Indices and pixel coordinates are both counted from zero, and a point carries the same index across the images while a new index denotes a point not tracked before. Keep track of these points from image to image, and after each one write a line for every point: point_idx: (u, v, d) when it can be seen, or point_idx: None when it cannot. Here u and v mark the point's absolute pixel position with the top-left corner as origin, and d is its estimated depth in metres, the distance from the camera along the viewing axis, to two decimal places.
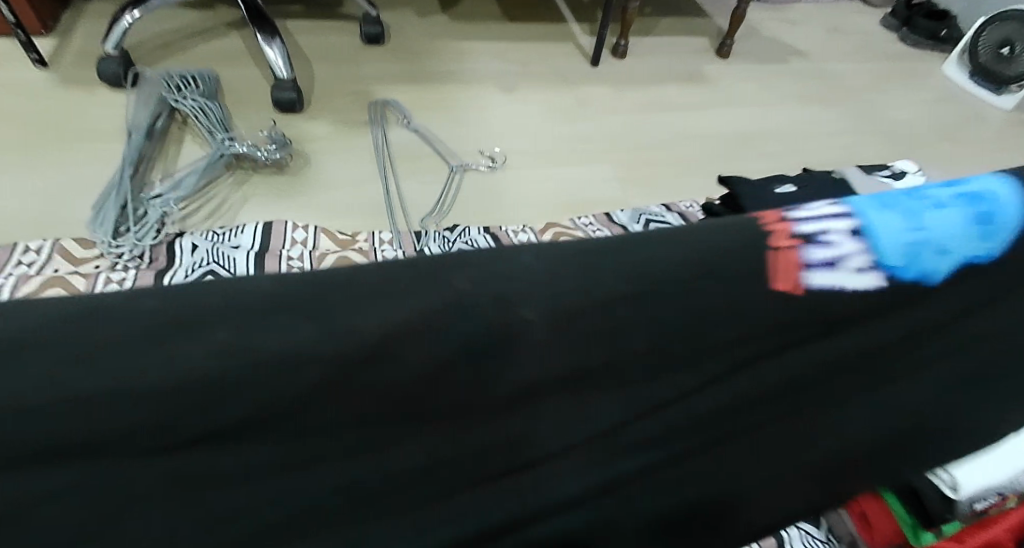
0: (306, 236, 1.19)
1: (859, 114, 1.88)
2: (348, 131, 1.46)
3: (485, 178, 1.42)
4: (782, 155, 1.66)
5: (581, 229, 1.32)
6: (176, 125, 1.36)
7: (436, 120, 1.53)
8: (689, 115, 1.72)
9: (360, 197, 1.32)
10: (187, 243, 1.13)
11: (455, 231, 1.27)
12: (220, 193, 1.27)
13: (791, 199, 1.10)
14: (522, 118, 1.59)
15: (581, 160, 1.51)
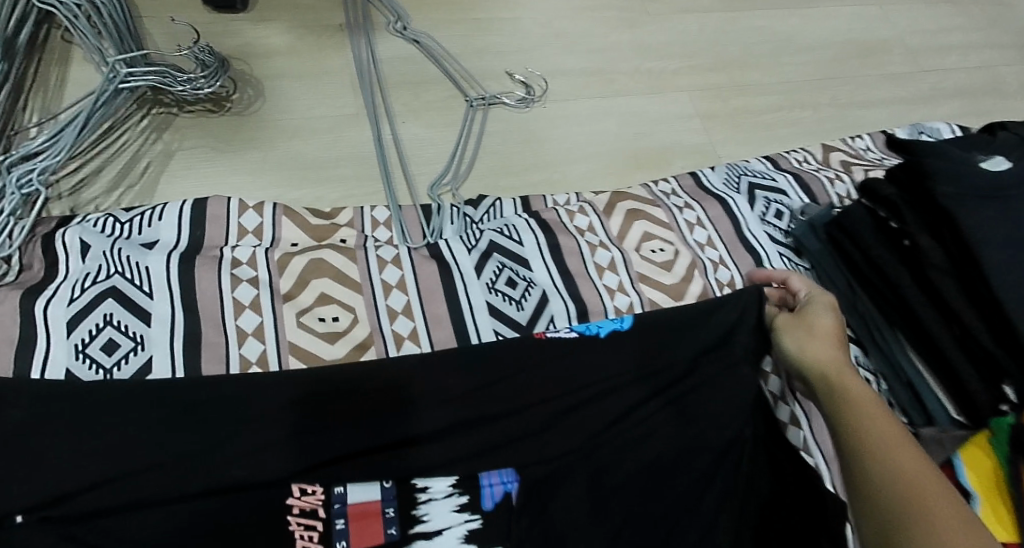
0: (261, 222, 0.79)
1: (997, 19, 1.40)
2: (314, 42, 1.00)
3: (517, 116, 0.99)
4: (908, 78, 1.23)
5: (663, 204, 0.89)
6: (58, 36, 0.92)
7: (443, 22, 1.07)
8: (786, 16, 1.25)
9: (340, 150, 0.90)
10: (73, 237, 0.72)
11: (480, 206, 0.86)
12: (127, 148, 0.85)
13: (1010, 179, 0.70)
14: (563, 20, 1.13)
15: (648, 87, 1.08)
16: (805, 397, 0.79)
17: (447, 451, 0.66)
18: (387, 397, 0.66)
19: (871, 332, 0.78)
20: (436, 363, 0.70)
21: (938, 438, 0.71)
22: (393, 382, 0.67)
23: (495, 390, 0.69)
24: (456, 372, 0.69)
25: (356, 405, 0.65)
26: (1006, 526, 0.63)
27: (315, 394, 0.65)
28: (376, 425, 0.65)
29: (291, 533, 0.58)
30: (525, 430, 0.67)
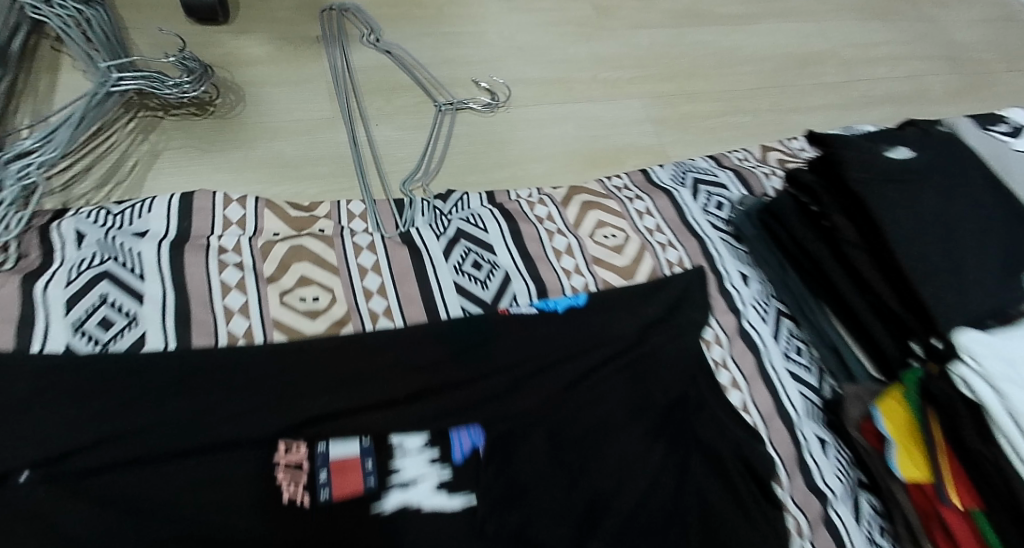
0: (245, 215, 0.85)
1: (921, 35, 1.53)
2: (291, 51, 1.08)
3: (483, 119, 1.08)
4: (841, 87, 1.34)
5: (616, 196, 0.98)
6: (47, 44, 0.97)
7: (413, 35, 1.15)
8: (730, 31, 1.36)
9: (318, 149, 0.97)
10: (68, 228, 0.77)
11: (449, 199, 0.93)
12: (117, 147, 0.91)
13: (909, 167, 0.82)
14: (525, 34, 1.22)
15: (604, 94, 1.17)
16: (744, 364, 0.88)
17: (423, 410, 0.72)
18: (371, 362, 0.74)
19: (806, 304, 0.89)
20: (413, 335, 0.77)
21: (858, 394, 0.82)
22: (377, 350, 0.75)
23: (464, 357, 0.76)
24: (434, 337, 0.77)
25: (341, 370, 0.73)
26: (916, 461, 0.76)
27: (307, 361, 0.73)
28: (360, 384, 0.72)
29: (280, 484, 0.65)
30: (494, 391, 0.75)
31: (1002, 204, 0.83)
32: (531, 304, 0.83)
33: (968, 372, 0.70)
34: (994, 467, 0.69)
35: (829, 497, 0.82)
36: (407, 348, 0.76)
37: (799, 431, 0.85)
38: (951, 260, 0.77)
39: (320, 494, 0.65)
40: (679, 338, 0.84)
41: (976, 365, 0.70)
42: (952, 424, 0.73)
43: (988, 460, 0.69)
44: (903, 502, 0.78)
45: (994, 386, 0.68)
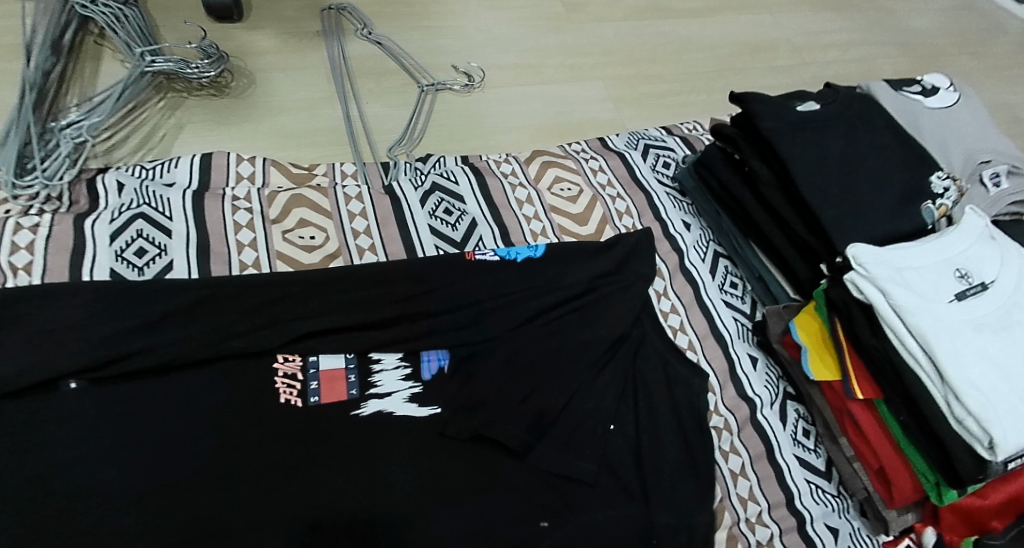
0: (254, 171, 1.00)
1: (874, 24, 1.67)
2: (297, 45, 1.24)
3: (461, 98, 1.24)
4: (792, 69, 1.49)
5: (574, 158, 1.13)
6: (91, 40, 1.15)
7: (402, 28, 1.32)
8: (689, 24, 1.51)
9: (317, 123, 1.14)
10: (111, 180, 0.92)
11: (428, 161, 1.09)
12: (149, 121, 1.07)
13: (816, 116, 0.94)
14: (502, 28, 1.38)
15: (572, 78, 1.33)
16: (683, 295, 1.00)
17: (392, 329, 0.83)
18: (341, 285, 0.83)
19: (738, 243, 1.02)
20: (382, 269, 0.86)
21: (778, 313, 0.93)
22: (349, 274, 0.85)
23: (428, 284, 0.86)
24: (394, 272, 0.86)
25: (317, 289, 0.83)
26: (829, 364, 0.85)
27: (286, 286, 0.81)
28: (337, 309, 0.82)
29: (276, 389, 0.77)
30: (454, 311, 0.86)
31: (905, 142, 0.94)
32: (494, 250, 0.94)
33: (859, 278, 0.79)
34: (885, 359, 0.79)
35: (756, 402, 0.93)
36: (378, 280, 0.85)
37: (731, 350, 0.96)
38: (851, 191, 0.88)
39: (313, 399, 0.77)
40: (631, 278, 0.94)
41: (864, 270, 0.78)
42: (850, 327, 0.82)
43: (880, 352, 0.79)
44: (819, 402, 0.89)
45: (879, 287, 0.77)
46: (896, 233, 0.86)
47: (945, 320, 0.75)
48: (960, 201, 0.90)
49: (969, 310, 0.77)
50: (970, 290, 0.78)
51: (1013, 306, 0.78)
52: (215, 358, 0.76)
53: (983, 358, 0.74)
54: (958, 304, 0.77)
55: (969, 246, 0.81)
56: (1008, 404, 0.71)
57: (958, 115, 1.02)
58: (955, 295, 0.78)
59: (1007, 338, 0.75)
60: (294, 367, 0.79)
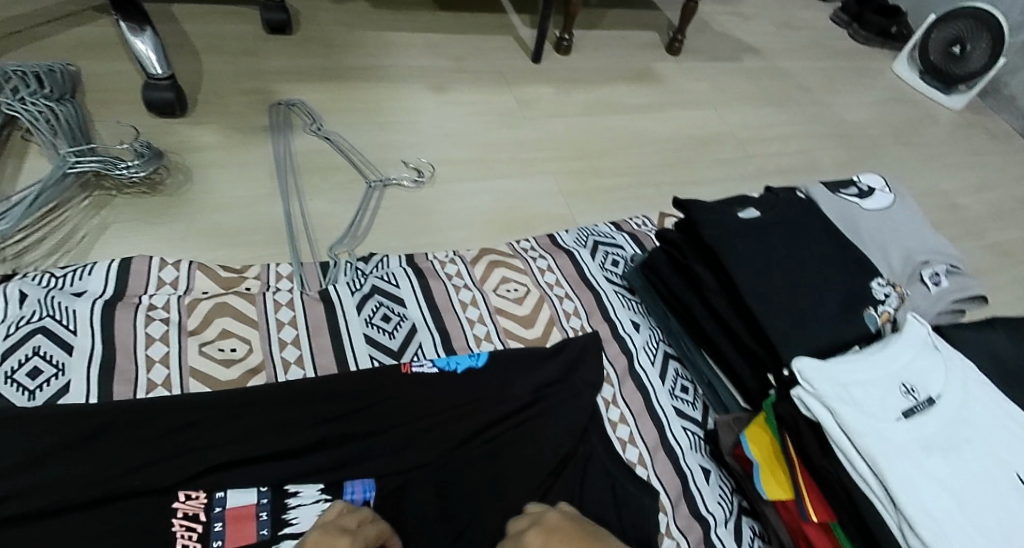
0: (178, 276, 0.96)
1: (816, 117, 1.72)
2: (238, 141, 1.21)
3: (408, 194, 1.21)
4: (738, 162, 1.50)
5: (521, 256, 1.10)
6: (20, 136, 1.11)
7: (350, 123, 1.30)
8: (638, 119, 1.53)
9: (254, 221, 1.09)
10: (12, 289, 0.86)
11: (370, 261, 1.04)
12: (69, 221, 1.02)
13: (758, 222, 0.93)
14: (452, 123, 1.37)
15: (520, 172, 1.31)
16: (634, 404, 0.94)
17: (315, 457, 0.79)
18: (258, 411, 0.80)
19: (685, 345, 0.97)
20: (309, 393, 0.83)
21: (728, 423, 0.87)
22: (271, 400, 0.82)
23: (353, 407, 0.83)
24: (318, 394, 0.83)
25: (234, 414, 0.80)
26: (782, 483, 0.79)
27: (199, 415, 0.78)
28: (250, 440, 0.78)
29: (174, 534, 0.70)
30: (378, 434, 0.82)
31: (848, 247, 0.92)
32: (432, 363, 0.90)
33: (807, 393, 0.75)
34: (837, 480, 0.73)
35: (710, 522, 0.85)
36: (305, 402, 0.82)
37: (683, 463, 0.89)
38: (796, 298, 0.85)
39: (215, 545, 0.70)
40: (577, 387, 0.90)
41: (810, 387, 0.74)
42: (801, 444, 0.77)
43: (830, 473, 0.73)
44: (775, 522, 0.81)
45: (827, 406, 0.73)
46: (843, 343, 0.83)
47: (894, 441, 0.70)
48: (902, 305, 0.88)
49: (917, 429, 0.72)
50: (918, 408, 0.74)
51: (960, 424, 0.73)
52: (109, 496, 0.71)
53: (938, 483, 0.68)
54: (906, 423, 0.72)
55: (912, 358, 0.78)
56: (966, 537, 0.64)
57: (892, 216, 1.01)
58: (903, 412, 0.73)
59: (958, 460, 0.70)
60: (195, 507, 0.72)
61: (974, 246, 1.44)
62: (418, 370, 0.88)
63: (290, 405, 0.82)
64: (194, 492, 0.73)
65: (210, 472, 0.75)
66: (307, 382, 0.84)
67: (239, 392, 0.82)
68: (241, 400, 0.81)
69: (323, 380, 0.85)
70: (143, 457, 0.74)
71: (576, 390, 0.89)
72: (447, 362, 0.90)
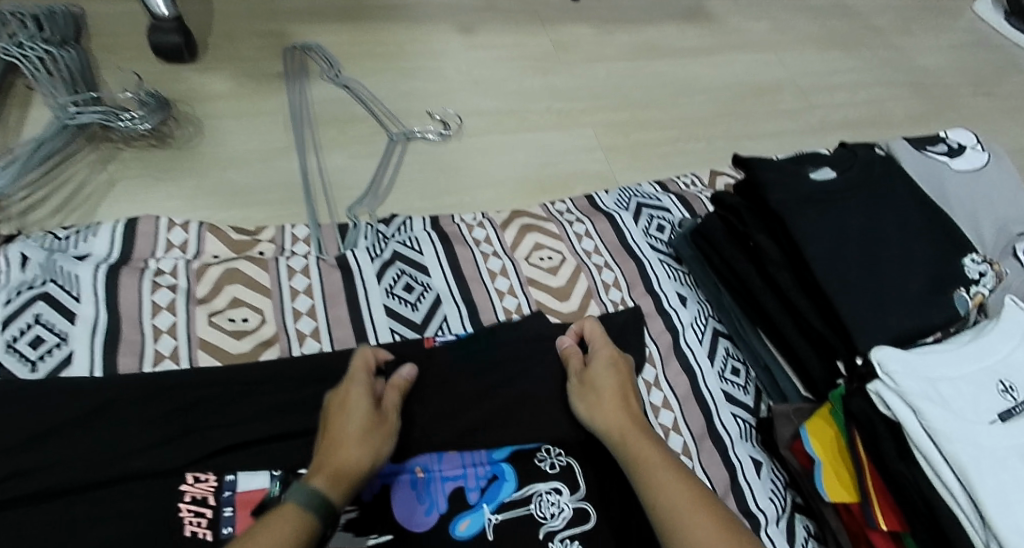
0: (187, 238, 0.88)
1: (885, 63, 1.55)
2: (254, 88, 1.13)
3: (435, 149, 1.11)
4: (798, 114, 1.36)
5: (556, 219, 1.00)
6: (22, 84, 1.04)
7: (373, 70, 1.20)
8: (687, 64, 1.40)
9: (269, 178, 1.01)
10: (13, 251, 0.80)
11: (392, 223, 0.96)
12: (75, 177, 0.96)
13: (831, 186, 0.81)
14: (484, 68, 1.26)
15: (557, 124, 1.20)
16: (679, 387, 0.85)
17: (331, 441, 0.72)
18: (270, 388, 0.73)
19: (740, 325, 0.87)
20: (325, 371, 0.76)
21: (786, 414, 0.77)
22: (284, 377, 0.74)
23: None
24: (334, 372, 0.75)
25: (243, 392, 0.73)
26: (845, 482, 0.69)
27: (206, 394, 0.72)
28: (262, 420, 0.71)
29: (181, 520, 0.64)
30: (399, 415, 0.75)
31: (933, 215, 0.80)
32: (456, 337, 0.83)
33: (885, 389, 0.65)
34: (914, 489, 0.63)
35: (761, 520, 0.76)
36: (320, 381, 0.75)
37: (731, 454, 0.81)
38: (874, 277, 0.74)
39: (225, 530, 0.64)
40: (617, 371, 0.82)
41: (891, 381, 0.64)
42: (873, 444, 0.66)
43: (908, 481, 0.63)
44: (834, 525, 0.73)
45: (910, 403, 0.63)
46: (926, 329, 0.72)
47: (988, 448, 0.60)
48: (998, 288, 0.76)
49: (1016, 434, 0.61)
50: (1018, 410, 0.63)
51: None
52: (111, 479, 0.65)
53: None
54: (1004, 428, 0.61)
55: (1010, 352, 0.67)
56: None
57: (985, 176, 0.89)
58: (1000, 415, 0.62)
59: None
60: (203, 491, 0.66)
61: None
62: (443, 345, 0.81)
63: (304, 383, 0.74)
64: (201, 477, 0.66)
65: (215, 455, 0.68)
66: (323, 357, 0.77)
67: (249, 368, 0.75)
68: (252, 376, 0.74)
69: (339, 356, 0.77)
70: (145, 438, 0.67)
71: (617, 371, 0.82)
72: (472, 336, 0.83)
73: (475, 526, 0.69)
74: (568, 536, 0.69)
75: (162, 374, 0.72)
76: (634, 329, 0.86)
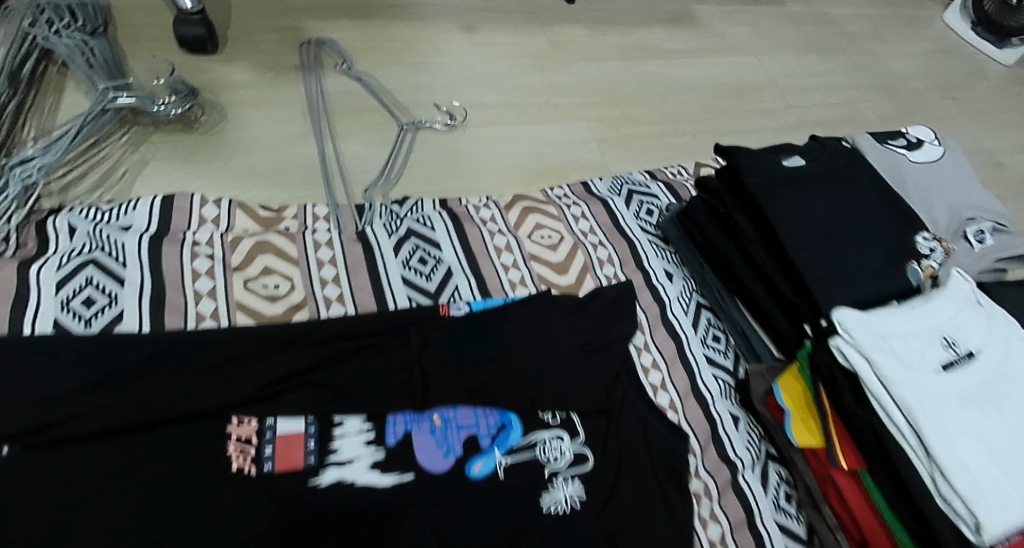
0: (218, 213, 0.96)
1: (858, 67, 1.67)
2: (274, 79, 1.21)
3: (442, 138, 1.20)
4: (777, 113, 1.47)
5: (555, 203, 1.10)
6: (55, 70, 1.11)
7: (382, 64, 1.28)
8: (676, 65, 1.50)
9: (289, 162, 1.10)
10: (62, 222, 0.87)
11: (404, 205, 1.04)
12: (109, 157, 1.03)
13: (800, 171, 0.91)
14: (486, 65, 1.35)
15: (554, 117, 1.30)
16: (666, 351, 0.95)
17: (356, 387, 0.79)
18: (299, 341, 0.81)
19: (720, 296, 0.97)
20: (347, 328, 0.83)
21: (760, 373, 0.88)
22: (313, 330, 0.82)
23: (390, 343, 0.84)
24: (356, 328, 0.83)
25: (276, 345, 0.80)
26: (811, 429, 0.79)
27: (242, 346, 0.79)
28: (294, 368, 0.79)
29: (229, 454, 0.71)
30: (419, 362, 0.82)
31: (891, 199, 0.91)
32: (466, 304, 0.91)
33: (845, 344, 0.75)
34: (869, 428, 0.72)
35: (738, 465, 0.86)
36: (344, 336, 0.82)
37: (713, 409, 0.90)
38: (837, 251, 0.84)
39: (266, 467, 0.72)
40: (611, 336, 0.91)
41: (849, 336, 0.74)
42: (834, 392, 0.76)
43: (863, 422, 0.73)
44: (802, 468, 0.82)
45: (864, 355, 0.73)
46: (881, 295, 0.82)
47: (931, 393, 0.70)
48: (947, 261, 0.86)
49: (955, 382, 0.71)
50: (956, 361, 0.73)
51: (1000, 378, 0.72)
52: (163, 420, 0.72)
53: (971, 434, 0.68)
54: (944, 377, 0.72)
55: (955, 313, 0.77)
56: (998, 486, 0.65)
57: (940, 168, 1.00)
58: (941, 366, 0.72)
59: (994, 412, 0.70)
60: (247, 432, 0.73)
61: (1017, 206, 1.42)
62: (456, 311, 0.90)
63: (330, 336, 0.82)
64: (245, 423, 0.74)
65: (252, 399, 0.76)
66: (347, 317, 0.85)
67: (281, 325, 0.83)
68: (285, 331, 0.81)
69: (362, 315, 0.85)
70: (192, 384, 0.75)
71: (611, 334, 0.91)
72: (482, 303, 0.92)
73: (487, 468, 0.77)
74: (571, 474, 0.77)
75: (205, 331, 0.80)
76: (626, 299, 0.95)
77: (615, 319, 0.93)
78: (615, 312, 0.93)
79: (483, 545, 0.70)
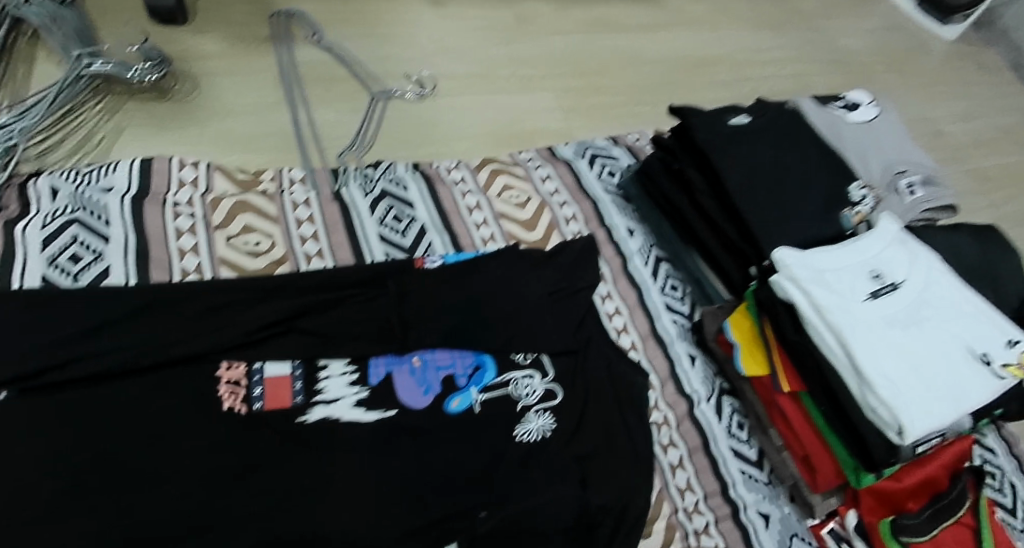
0: (197, 176, 0.99)
1: (809, 42, 1.75)
2: (246, 49, 1.23)
3: (412, 106, 1.24)
4: (732, 84, 1.55)
5: (522, 165, 1.15)
6: (25, 40, 1.12)
7: (352, 36, 1.32)
8: (636, 39, 1.56)
9: (264, 129, 1.13)
10: (44, 185, 0.89)
11: (378, 168, 1.07)
12: (85, 124, 1.05)
13: (745, 128, 0.99)
14: (453, 38, 1.39)
15: (520, 87, 1.35)
16: (628, 299, 1.02)
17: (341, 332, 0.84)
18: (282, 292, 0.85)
19: (676, 247, 1.04)
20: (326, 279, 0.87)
21: (713, 313, 0.95)
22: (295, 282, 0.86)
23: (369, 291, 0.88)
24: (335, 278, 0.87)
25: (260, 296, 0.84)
26: (757, 359, 0.87)
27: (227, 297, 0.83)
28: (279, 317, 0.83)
29: (220, 395, 0.76)
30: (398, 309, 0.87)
31: (830, 154, 0.99)
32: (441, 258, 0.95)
33: (784, 279, 0.81)
34: (806, 353, 0.80)
35: (694, 398, 0.94)
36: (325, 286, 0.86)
37: (671, 349, 0.98)
38: (780, 199, 0.91)
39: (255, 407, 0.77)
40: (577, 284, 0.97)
41: (788, 272, 0.81)
42: (776, 325, 0.84)
43: (801, 348, 0.81)
44: (751, 396, 0.90)
45: (801, 288, 0.80)
46: (819, 238, 0.90)
47: (860, 317, 0.78)
48: (876, 207, 0.95)
49: (881, 308, 0.80)
50: (882, 290, 0.81)
51: (921, 304, 0.81)
52: (156, 364, 0.75)
53: (895, 351, 0.76)
54: (871, 304, 0.80)
55: (882, 249, 0.85)
56: (918, 394, 0.73)
57: (877, 127, 1.08)
58: (869, 295, 0.81)
59: (915, 332, 0.78)
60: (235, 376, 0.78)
61: (953, 169, 1.53)
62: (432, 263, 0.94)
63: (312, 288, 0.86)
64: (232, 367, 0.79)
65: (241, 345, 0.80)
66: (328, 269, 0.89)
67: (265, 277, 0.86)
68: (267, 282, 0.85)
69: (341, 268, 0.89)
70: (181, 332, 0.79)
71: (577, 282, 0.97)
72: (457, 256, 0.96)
73: (464, 404, 0.84)
74: (540, 408, 0.85)
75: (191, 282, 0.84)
76: (590, 250, 1.01)
77: (580, 267, 0.99)
78: (580, 261, 0.99)
79: (461, 471, 0.77)
